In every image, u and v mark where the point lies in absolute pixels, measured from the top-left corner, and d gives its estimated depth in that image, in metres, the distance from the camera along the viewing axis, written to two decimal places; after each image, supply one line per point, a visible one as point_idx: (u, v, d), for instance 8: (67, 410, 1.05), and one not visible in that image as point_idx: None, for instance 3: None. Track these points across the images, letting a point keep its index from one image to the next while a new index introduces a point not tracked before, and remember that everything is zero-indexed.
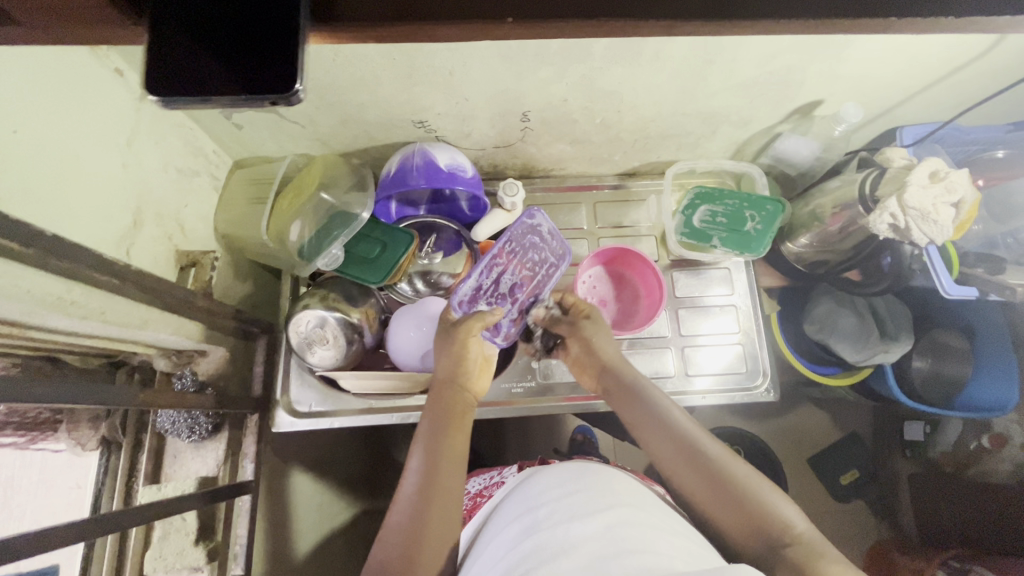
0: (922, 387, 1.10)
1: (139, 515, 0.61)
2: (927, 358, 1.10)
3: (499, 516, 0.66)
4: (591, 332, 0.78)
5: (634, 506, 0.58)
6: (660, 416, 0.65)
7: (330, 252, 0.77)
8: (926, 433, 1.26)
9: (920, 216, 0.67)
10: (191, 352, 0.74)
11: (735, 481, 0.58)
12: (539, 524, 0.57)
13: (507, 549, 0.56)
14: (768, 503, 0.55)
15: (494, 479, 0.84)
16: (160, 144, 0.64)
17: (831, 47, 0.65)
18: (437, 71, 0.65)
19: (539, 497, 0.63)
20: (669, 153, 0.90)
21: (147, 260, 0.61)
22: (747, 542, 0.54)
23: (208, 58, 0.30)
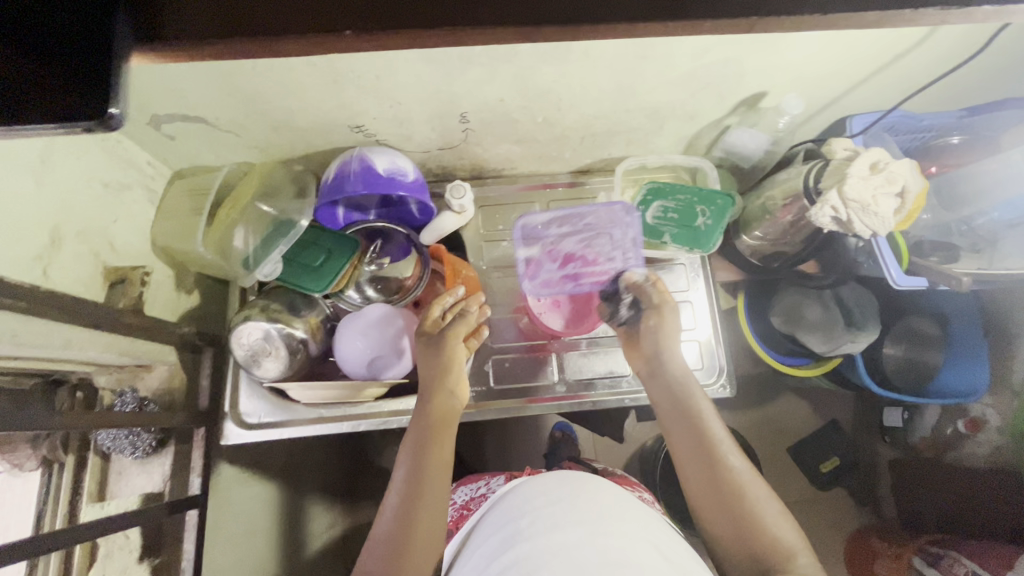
0: (892, 374, 1.10)
1: (71, 537, 0.60)
2: (901, 345, 1.10)
3: (484, 524, 0.67)
4: (669, 317, 0.76)
5: (615, 514, 0.60)
6: (690, 424, 0.67)
7: (272, 260, 0.76)
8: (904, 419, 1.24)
9: (861, 208, 0.66)
10: (134, 367, 0.74)
11: (746, 500, 0.60)
12: (519, 535, 0.59)
13: (489, 561, 0.58)
14: (775, 532, 0.58)
15: (479, 491, 0.82)
16: (82, 159, 0.62)
17: (765, 39, 0.63)
18: (363, 76, 0.63)
19: (522, 505, 0.63)
20: (621, 149, 0.89)
21: (70, 279, 0.60)
22: (744, 563, 0.58)
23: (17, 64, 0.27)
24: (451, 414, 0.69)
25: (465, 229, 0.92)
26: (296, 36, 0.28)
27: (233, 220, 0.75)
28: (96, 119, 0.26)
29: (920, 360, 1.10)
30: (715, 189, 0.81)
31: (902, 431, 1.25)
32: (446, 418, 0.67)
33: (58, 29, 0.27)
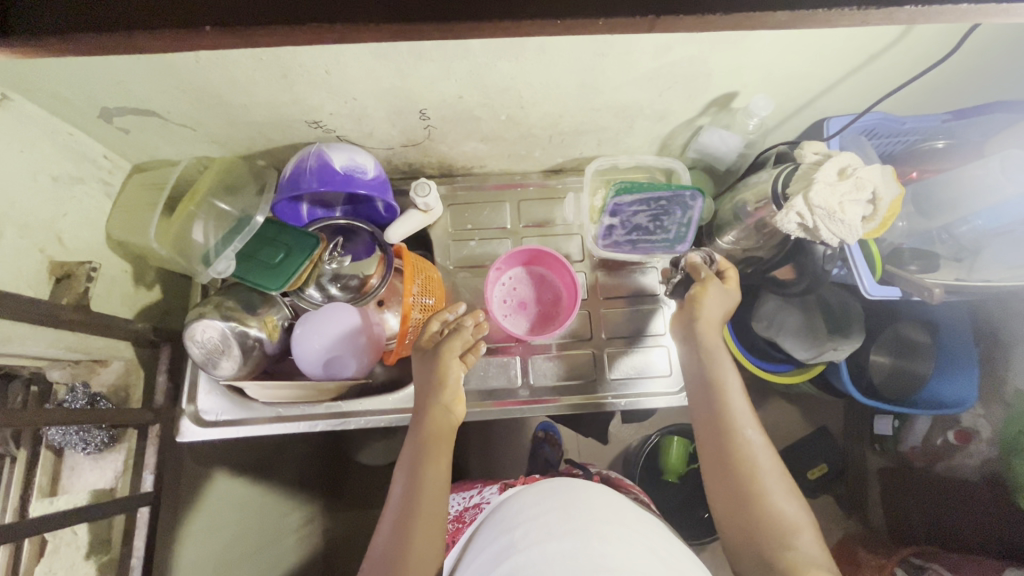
0: (880, 386, 1.09)
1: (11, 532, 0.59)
2: (887, 353, 1.08)
3: (481, 531, 0.66)
4: (713, 292, 0.67)
5: (611, 522, 0.59)
6: (710, 410, 0.63)
7: (225, 258, 0.75)
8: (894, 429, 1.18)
9: (827, 215, 0.63)
10: (89, 362, 0.73)
11: (761, 492, 0.57)
12: (515, 546, 0.58)
13: (483, 571, 0.57)
14: (783, 515, 0.56)
15: (472, 501, 0.81)
16: (25, 152, 0.62)
17: (726, 38, 0.61)
18: (312, 70, 0.62)
19: (515, 516, 0.63)
20: (592, 149, 0.87)
21: (10, 274, 0.59)
22: (755, 554, 0.56)
23: None
24: (446, 423, 0.67)
25: (433, 228, 0.91)
26: None
27: (187, 215, 0.74)
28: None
29: (909, 369, 1.08)
30: (680, 187, 0.71)
31: (891, 441, 1.19)
32: (440, 429, 0.66)
33: None
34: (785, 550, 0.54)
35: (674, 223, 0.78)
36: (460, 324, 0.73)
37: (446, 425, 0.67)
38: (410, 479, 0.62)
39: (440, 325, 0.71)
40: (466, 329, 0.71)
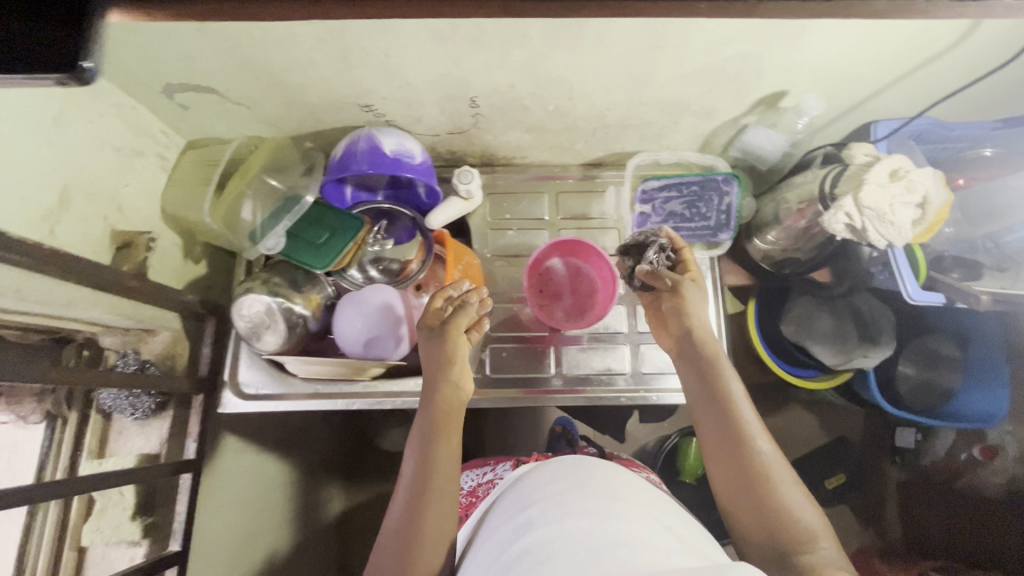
0: (906, 396, 1.06)
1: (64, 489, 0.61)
2: (916, 364, 1.06)
3: (495, 509, 0.63)
4: (692, 295, 0.73)
5: (630, 503, 0.56)
6: (716, 405, 0.64)
7: (275, 235, 0.78)
8: (916, 439, 1.20)
9: (877, 217, 0.63)
10: (139, 331, 0.76)
11: (773, 487, 0.57)
12: (533, 523, 0.54)
13: (502, 549, 0.54)
14: (796, 515, 0.55)
15: (486, 476, 0.81)
16: (93, 123, 0.64)
17: (783, 34, 0.61)
18: (372, 53, 0.63)
19: (532, 493, 0.60)
20: (634, 144, 0.87)
21: (77, 240, 0.62)
22: (769, 551, 0.55)
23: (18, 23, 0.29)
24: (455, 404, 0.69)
25: (472, 216, 0.92)
26: None
27: (239, 191, 0.76)
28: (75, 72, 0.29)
29: (933, 382, 1.05)
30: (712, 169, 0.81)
31: (913, 452, 1.21)
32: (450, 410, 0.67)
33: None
34: (804, 552, 0.53)
35: (712, 208, 0.85)
36: (465, 300, 0.74)
37: (454, 405, 0.69)
38: (421, 458, 0.62)
39: (448, 305, 0.73)
40: (470, 308, 0.73)
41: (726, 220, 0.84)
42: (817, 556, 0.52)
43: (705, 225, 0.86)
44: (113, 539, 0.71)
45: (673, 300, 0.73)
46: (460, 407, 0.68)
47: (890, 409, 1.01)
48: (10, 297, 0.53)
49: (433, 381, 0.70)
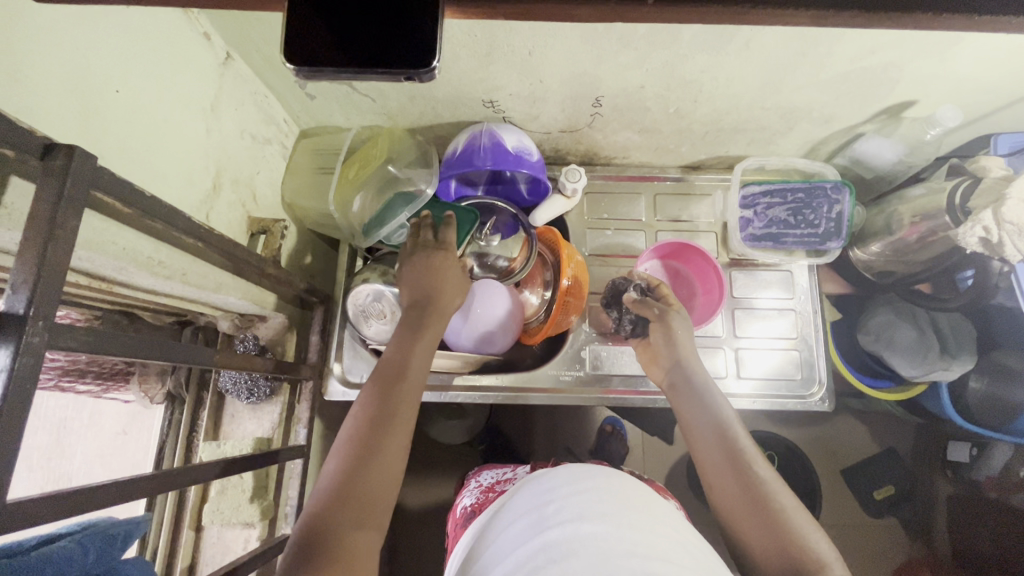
0: (975, 410, 0.93)
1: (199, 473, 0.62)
2: (983, 379, 0.92)
3: (505, 512, 0.62)
4: (677, 325, 0.75)
5: (645, 512, 0.55)
6: (714, 429, 0.64)
7: (394, 227, 0.76)
8: (971, 455, 1.12)
9: (1016, 231, 0.63)
10: (252, 316, 0.76)
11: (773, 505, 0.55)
12: (547, 521, 0.53)
13: (513, 546, 0.52)
14: (805, 537, 0.52)
15: (506, 476, 0.80)
16: (238, 110, 0.64)
17: (938, 45, 0.60)
18: (517, 50, 0.63)
19: (548, 493, 0.58)
20: (739, 148, 0.87)
21: (223, 225, 0.63)
22: (775, 569, 0.52)
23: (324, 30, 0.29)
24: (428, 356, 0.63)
25: (570, 214, 0.92)
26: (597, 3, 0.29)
27: (360, 181, 0.78)
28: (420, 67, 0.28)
29: (1002, 395, 0.90)
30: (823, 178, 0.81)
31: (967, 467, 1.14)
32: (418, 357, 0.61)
33: None
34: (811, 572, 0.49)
35: (821, 216, 0.84)
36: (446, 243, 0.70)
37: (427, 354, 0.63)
38: (387, 392, 0.58)
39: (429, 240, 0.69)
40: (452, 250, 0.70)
41: (835, 228, 0.83)
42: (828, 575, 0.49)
43: (812, 232, 0.85)
44: (231, 520, 0.72)
45: (660, 329, 0.76)
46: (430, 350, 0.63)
47: (955, 419, 0.93)
48: (179, 281, 0.53)
49: (411, 329, 0.64)
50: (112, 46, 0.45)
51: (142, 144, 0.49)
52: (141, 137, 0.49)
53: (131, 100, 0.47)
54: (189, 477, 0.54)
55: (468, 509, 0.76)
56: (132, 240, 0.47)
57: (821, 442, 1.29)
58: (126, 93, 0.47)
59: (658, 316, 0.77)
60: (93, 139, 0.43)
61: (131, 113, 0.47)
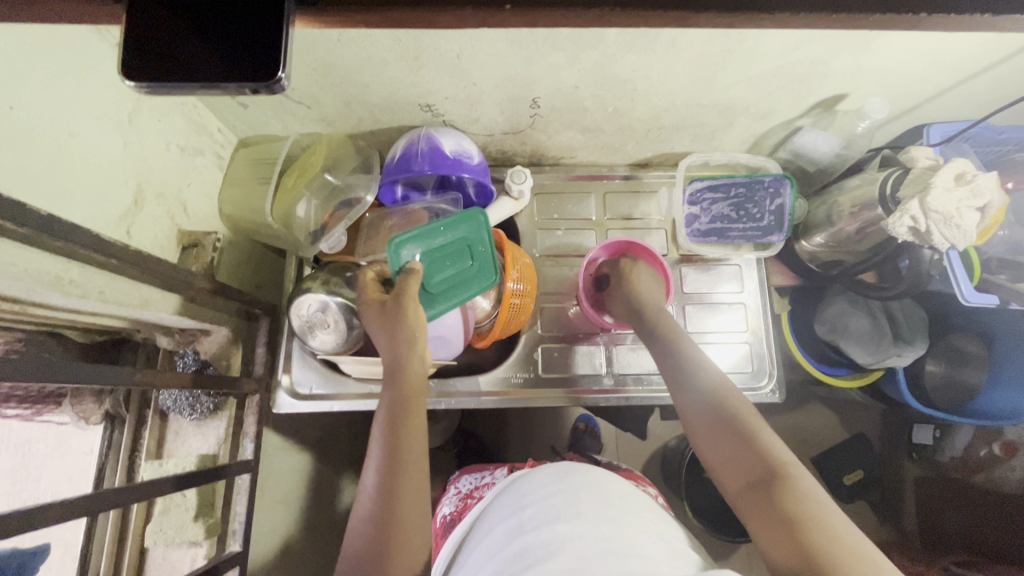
0: (931, 393, 0.96)
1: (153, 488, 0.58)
2: (941, 363, 0.95)
3: (484, 517, 0.62)
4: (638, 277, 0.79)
5: (619, 508, 0.55)
6: (684, 365, 0.65)
7: (335, 236, 0.78)
8: (935, 437, 1.17)
9: (942, 220, 0.64)
10: (194, 330, 0.74)
11: (740, 424, 0.56)
12: (524, 525, 0.53)
13: (491, 552, 0.52)
14: (769, 447, 0.53)
15: (484, 479, 0.79)
16: (162, 122, 0.63)
17: (859, 40, 0.61)
18: (444, 54, 0.63)
19: (524, 497, 0.58)
20: (683, 145, 0.88)
21: (148, 240, 0.62)
22: (744, 483, 0.53)
23: (197, 46, 0.31)
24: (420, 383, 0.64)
25: (520, 216, 0.92)
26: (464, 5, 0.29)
27: (299, 188, 0.77)
28: (268, 80, 0.31)
29: (959, 378, 0.96)
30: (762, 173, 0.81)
31: (932, 449, 1.18)
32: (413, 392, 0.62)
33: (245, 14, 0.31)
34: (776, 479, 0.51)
35: (764, 210, 0.85)
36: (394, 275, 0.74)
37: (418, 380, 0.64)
38: (398, 437, 0.58)
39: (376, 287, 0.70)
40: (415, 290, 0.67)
41: (777, 222, 0.85)
42: (790, 482, 0.50)
43: (755, 225, 0.86)
44: (175, 539, 0.70)
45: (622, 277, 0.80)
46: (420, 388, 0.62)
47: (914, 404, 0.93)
48: (95, 299, 0.52)
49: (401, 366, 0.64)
50: (7, 64, 0.44)
51: (44, 161, 0.47)
52: (42, 156, 0.47)
53: (29, 118, 0.46)
54: (115, 500, 0.52)
55: (449, 518, 0.75)
56: (39, 260, 0.46)
57: (789, 432, 1.30)
58: (23, 110, 0.45)
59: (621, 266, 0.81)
60: None
61: (28, 132, 0.46)
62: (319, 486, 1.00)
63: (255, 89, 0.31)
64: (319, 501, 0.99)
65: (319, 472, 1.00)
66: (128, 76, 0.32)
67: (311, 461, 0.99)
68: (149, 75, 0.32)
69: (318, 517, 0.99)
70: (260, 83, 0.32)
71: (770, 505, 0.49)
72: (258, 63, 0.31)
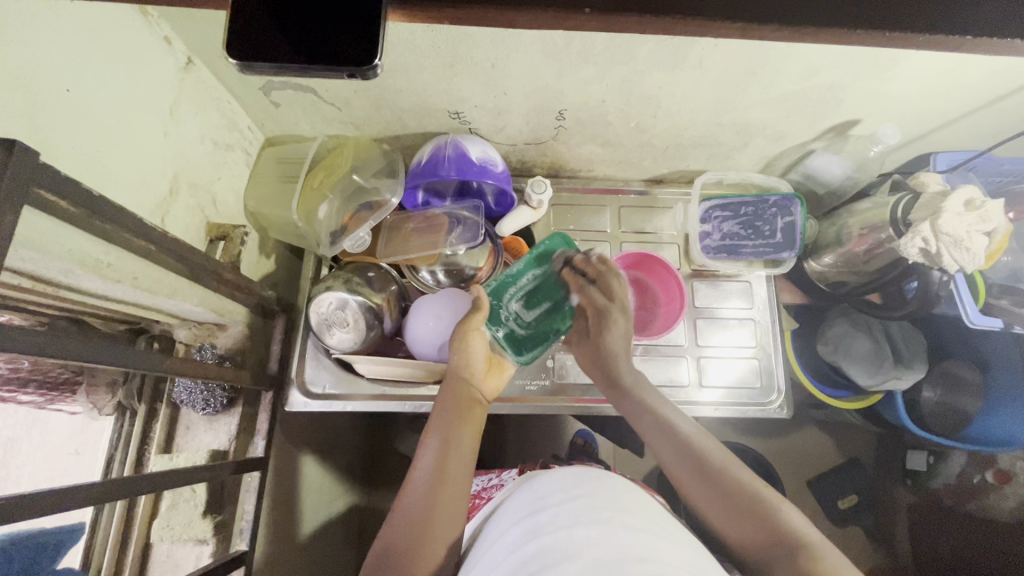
0: (928, 418, 0.97)
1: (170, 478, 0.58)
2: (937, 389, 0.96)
3: (498, 518, 0.61)
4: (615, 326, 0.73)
5: (638, 515, 0.54)
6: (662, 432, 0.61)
7: (358, 236, 0.77)
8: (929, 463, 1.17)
9: (952, 242, 0.66)
10: (211, 325, 0.72)
11: (745, 490, 0.54)
12: (541, 528, 0.52)
13: (506, 552, 0.52)
14: (783, 514, 0.51)
15: (494, 481, 0.79)
16: (199, 115, 0.64)
17: (876, 67, 0.64)
18: (480, 63, 0.65)
19: (541, 499, 0.58)
20: (699, 162, 0.91)
21: (180, 230, 0.62)
22: (766, 559, 0.50)
23: (286, 44, 0.32)
24: (477, 403, 0.67)
25: (537, 225, 0.93)
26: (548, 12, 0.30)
27: (324, 189, 0.78)
28: (361, 66, 0.32)
29: (953, 405, 0.96)
30: (773, 191, 0.84)
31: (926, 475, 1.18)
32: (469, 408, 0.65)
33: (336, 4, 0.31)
34: (797, 551, 0.48)
35: (774, 228, 0.87)
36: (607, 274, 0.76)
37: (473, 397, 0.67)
38: (445, 446, 0.61)
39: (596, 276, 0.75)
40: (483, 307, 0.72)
41: (787, 239, 0.86)
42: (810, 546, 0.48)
43: (766, 243, 0.88)
44: (182, 536, 0.70)
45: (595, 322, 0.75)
46: (473, 403, 0.66)
47: (916, 429, 0.94)
48: (129, 285, 0.52)
49: (458, 389, 0.67)
50: (64, 49, 0.45)
51: (89, 146, 0.48)
52: (90, 140, 0.48)
53: (81, 102, 0.47)
54: (134, 487, 0.52)
55: None
56: (81, 241, 0.46)
57: (789, 452, 1.30)
58: (77, 94, 0.46)
59: (600, 311, 0.74)
60: (39, 135, 0.43)
61: (77, 115, 0.46)
62: (319, 489, 0.99)
63: (348, 75, 0.32)
64: (319, 505, 0.97)
65: (320, 475, 0.98)
66: (230, 55, 0.32)
67: (313, 463, 0.97)
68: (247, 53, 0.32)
69: (316, 522, 0.96)
70: (352, 68, 0.32)
71: (790, 573, 0.47)
72: (347, 52, 0.32)
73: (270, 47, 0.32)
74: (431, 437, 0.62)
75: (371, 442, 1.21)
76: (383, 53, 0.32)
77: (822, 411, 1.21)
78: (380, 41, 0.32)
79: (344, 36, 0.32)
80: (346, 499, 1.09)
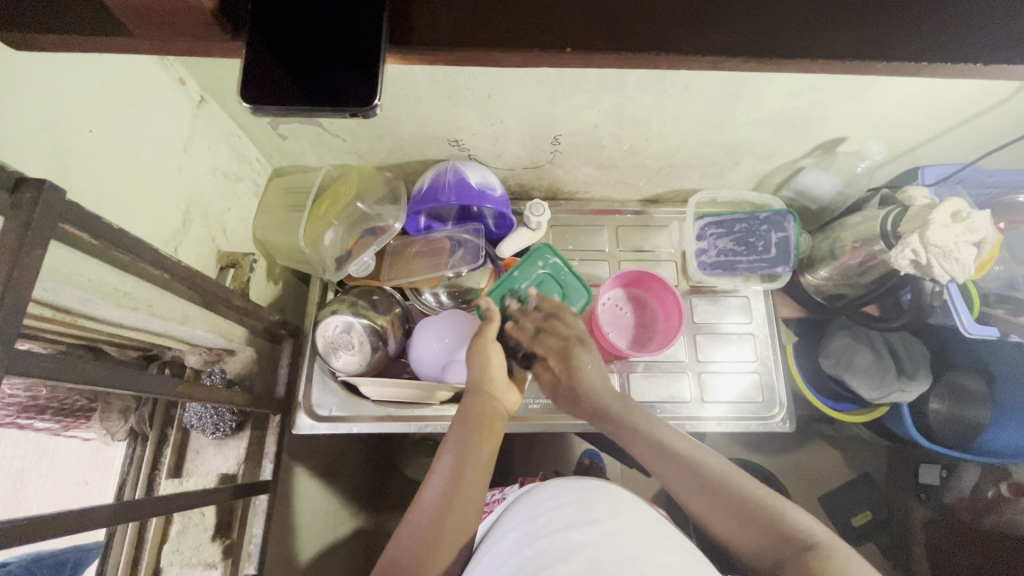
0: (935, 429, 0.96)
1: (181, 500, 0.59)
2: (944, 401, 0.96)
3: (497, 525, 0.62)
4: (581, 360, 0.74)
5: (631, 517, 0.55)
6: (660, 447, 0.62)
7: (364, 261, 0.80)
8: (941, 477, 1.15)
9: (941, 253, 0.68)
10: (221, 350, 0.75)
11: (747, 496, 0.54)
12: (538, 533, 0.53)
13: (502, 558, 0.53)
14: (787, 515, 0.52)
15: (496, 497, 0.80)
16: (210, 150, 0.67)
17: (856, 88, 0.67)
18: (476, 94, 0.68)
19: (538, 506, 0.59)
20: (692, 182, 0.94)
21: (192, 258, 0.65)
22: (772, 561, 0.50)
23: (294, 86, 0.35)
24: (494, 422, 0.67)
25: (537, 245, 0.96)
26: (532, 48, 0.33)
27: (330, 217, 0.81)
28: (362, 105, 0.34)
29: (960, 416, 0.96)
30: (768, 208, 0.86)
31: (939, 489, 1.16)
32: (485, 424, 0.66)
33: (341, 41, 0.34)
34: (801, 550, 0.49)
35: (768, 244, 0.89)
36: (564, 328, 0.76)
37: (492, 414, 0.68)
38: (460, 461, 0.61)
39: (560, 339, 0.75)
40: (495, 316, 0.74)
41: (782, 253, 0.87)
42: (816, 545, 0.49)
43: (761, 258, 0.89)
44: (191, 561, 0.71)
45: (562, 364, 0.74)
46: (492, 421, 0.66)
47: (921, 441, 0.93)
48: (144, 312, 0.55)
49: (476, 409, 0.68)
50: (86, 92, 0.48)
51: (111, 182, 0.51)
52: (111, 178, 0.51)
53: (102, 141, 0.50)
54: (145, 509, 0.53)
55: None
56: (99, 271, 0.49)
57: (798, 468, 1.29)
58: (99, 134, 0.49)
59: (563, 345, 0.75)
60: (64, 174, 0.46)
61: (98, 153, 0.50)
62: (325, 513, 0.99)
63: (352, 114, 0.35)
64: (325, 529, 0.97)
65: (326, 499, 0.98)
66: (245, 99, 0.35)
67: (320, 487, 0.97)
68: (260, 97, 0.35)
69: (321, 546, 0.96)
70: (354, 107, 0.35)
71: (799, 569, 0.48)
72: (352, 91, 0.35)
73: (279, 90, 0.35)
74: (447, 451, 0.63)
75: (377, 466, 1.20)
76: (382, 94, 0.35)
77: (829, 425, 1.21)
78: (379, 81, 0.34)
79: (348, 78, 0.35)
80: (352, 524, 1.09)
